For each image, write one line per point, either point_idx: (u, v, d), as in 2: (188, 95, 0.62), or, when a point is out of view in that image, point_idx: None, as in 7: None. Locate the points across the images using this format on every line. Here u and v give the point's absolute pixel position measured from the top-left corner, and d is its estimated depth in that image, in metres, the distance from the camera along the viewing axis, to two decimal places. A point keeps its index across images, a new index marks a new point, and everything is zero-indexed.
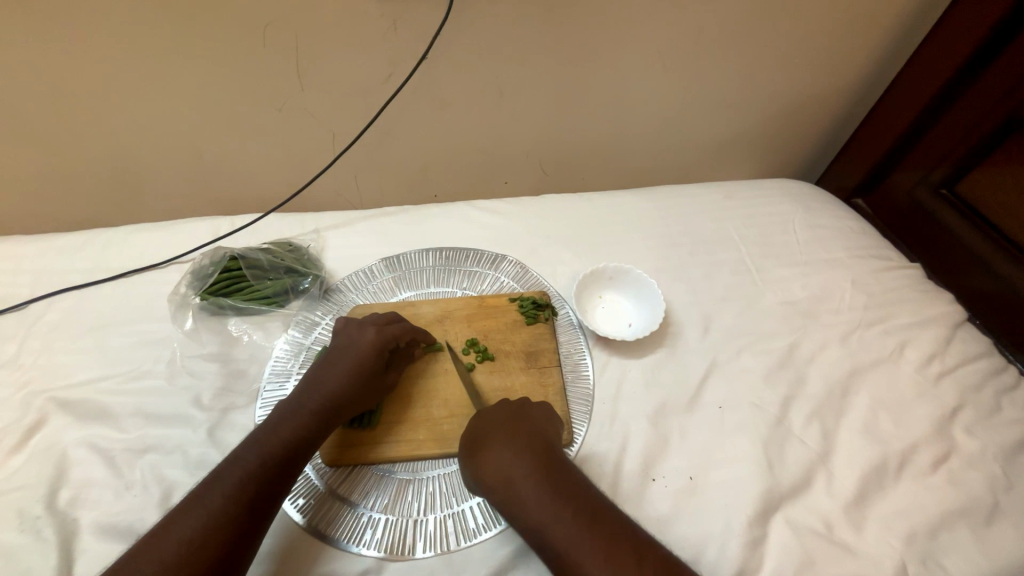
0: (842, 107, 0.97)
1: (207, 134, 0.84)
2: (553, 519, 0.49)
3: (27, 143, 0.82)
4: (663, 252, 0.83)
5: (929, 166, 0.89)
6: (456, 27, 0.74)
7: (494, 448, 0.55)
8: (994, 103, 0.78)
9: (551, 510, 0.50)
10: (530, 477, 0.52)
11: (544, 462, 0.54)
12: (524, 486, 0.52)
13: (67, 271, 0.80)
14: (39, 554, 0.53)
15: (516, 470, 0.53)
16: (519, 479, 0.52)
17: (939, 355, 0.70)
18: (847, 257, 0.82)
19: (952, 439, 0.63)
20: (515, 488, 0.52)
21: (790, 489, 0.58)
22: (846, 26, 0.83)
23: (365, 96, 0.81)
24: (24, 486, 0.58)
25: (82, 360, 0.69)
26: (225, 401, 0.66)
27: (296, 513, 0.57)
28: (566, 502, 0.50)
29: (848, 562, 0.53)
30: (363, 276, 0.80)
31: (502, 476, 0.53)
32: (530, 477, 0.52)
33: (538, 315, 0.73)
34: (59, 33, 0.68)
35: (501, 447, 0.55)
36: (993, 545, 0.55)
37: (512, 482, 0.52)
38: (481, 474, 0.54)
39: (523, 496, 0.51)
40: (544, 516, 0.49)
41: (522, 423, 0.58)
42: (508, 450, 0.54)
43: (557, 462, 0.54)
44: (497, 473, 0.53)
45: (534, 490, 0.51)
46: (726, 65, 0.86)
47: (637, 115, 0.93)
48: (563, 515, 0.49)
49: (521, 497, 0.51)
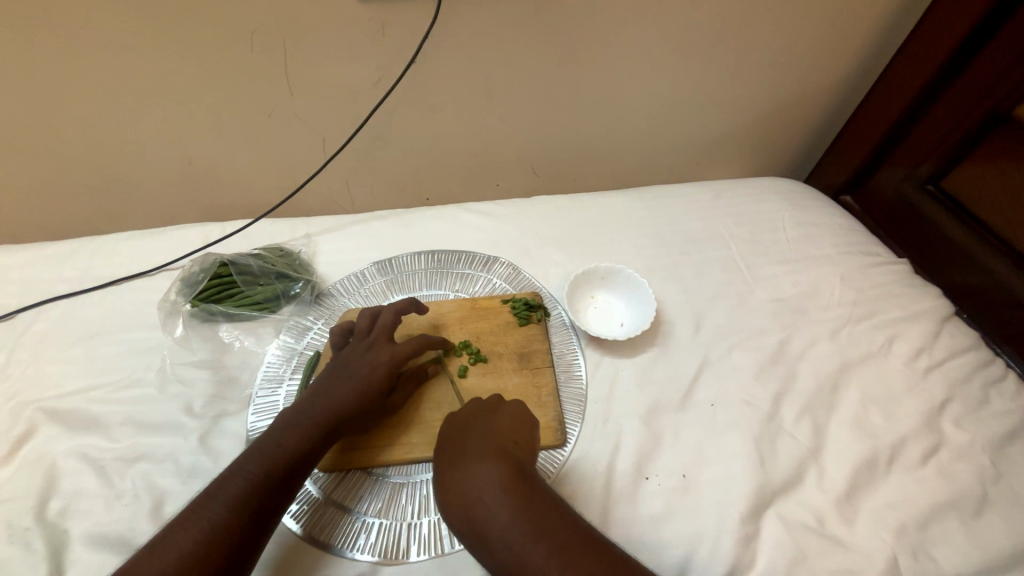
0: (828, 106, 0.98)
1: (195, 140, 0.84)
2: (521, 548, 0.46)
3: (13, 152, 0.81)
4: (654, 252, 0.84)
5: (915, 162, 0.89)
6: (444, 30, 0.75)
7: (460, 470, 0.52)
8: (978, 98, 0.79)
9: (519, 539, 0.47)
10: (498, 500, 0.49)
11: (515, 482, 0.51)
12: (491, 511, 0.49)
13: (56, 279, 0.79)
14: (28, 565, 0.53)
15: (483, 494, 0.50)
16: (485, 503, 0.49)
17: (928, 349, 0.71)
18: (835, 253, 0.83)
19: (941, 431, 0.63)
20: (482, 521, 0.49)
21: (782, 485, 0.59)
22: (829, 25, 0.84)
23: (355, 100, 0.81)
24: (13, 497, 0.57)
25: (71, 369, 0.69)
26: (216, 408, 0.65)
27: (290, 519, 0.57)
28: (536, 528, 0.48)
29: (839, 556, 0.54)
30: (355, 280, 0.80)
31: (467, 500, 0.50)
32: (498, 501, 0.49)
33: (530, 316, 0.73)
34: (43, 41, 0.68)
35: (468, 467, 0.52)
36: (983, 536, 0.56)
37: (478, 505, 0.49)
38: (446, 495, 0.51)
39: (489, 520, 0.48)
40: (512, 544, 0.47)
41: (493, 437, 0.55)
42: (475, 471, 0.51)
43: (528, 483, 0.51)
44: (467, 502, 0.50)
45: (501, 515, 0.48)
46: (713, 65, 0.87)
47: (626, 116, 0.93)
48: (531, 546, 0.46)
49: (487, 522, 0.48)
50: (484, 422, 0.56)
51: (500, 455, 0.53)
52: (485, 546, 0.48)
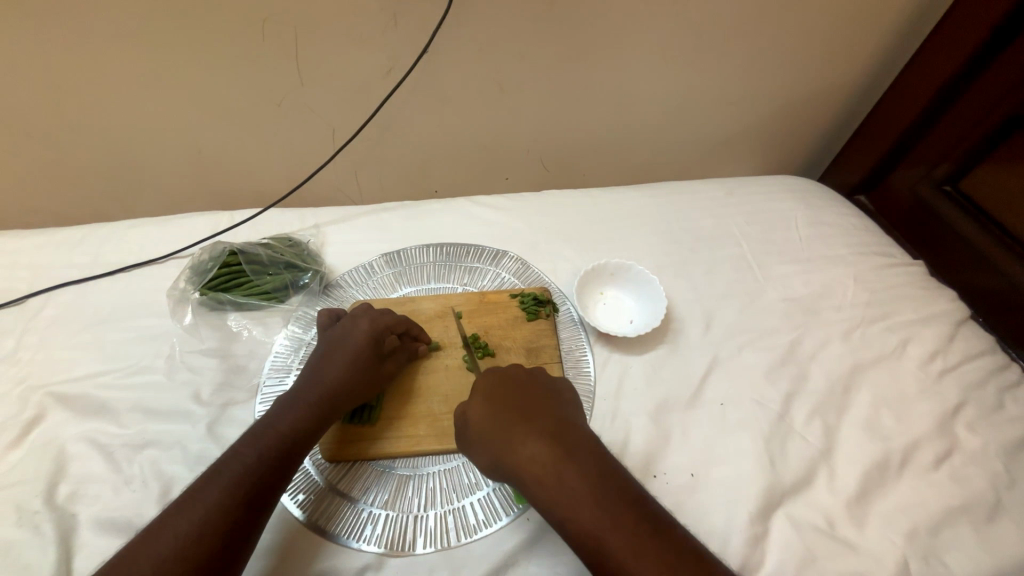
0: (844, 104, 0.96)
1: (204, 127, 0.84)
2: (600, 511, 0.46)
3: (22, 135, 0.81)
4: (664, 249, 0.83)
5: (932, 163, 0.88)
6: (457, 20, 0.74)
7: (518, 421, 0.52)
8: (997, 99, 0.77)
9: (578, 484, 0.47)
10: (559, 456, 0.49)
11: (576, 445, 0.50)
12: (563, 477, 0.48)
13: (65, 266, 0.79)
14: (37, 549, 0.53)
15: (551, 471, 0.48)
16: (552, 460, 0.49)
17: (941, 352, 0.70)
18: (849, 254, 0.82)
19: (954, 436, 0.63)
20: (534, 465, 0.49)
21: (791, 486, 0.58)
22: (849, 21, 0.82)
23: (366, 90, 0.81)
24: (23, 480, 0.58)
25: (81, 355, 0.69)
26: (224, 397, 0.65)
27: (296, 508, 0.57)
28: (613, 497, 0.47)
29: (848, 559, 0.53)
30: (363, 271, 0.80)
31: (540, 468, 0.49)
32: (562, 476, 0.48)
33: (539, 311, 0.73)
34: (53, 25, 0.67)
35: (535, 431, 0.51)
36: (996, 542, 0.55)
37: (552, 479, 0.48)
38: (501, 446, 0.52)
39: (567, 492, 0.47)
40: (589, 516, 0.46)
41: (548, 404, 0.55)
42: (542, 440, 0.50)
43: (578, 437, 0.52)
44: (528, 453, 0.50)
45: (574, 481, 0.48)
46: (729, 60, 0.85)
47: (639, 110, 0.92)
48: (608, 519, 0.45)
49: (570, 497, 0.47)
50: (540, 398, 0.55)
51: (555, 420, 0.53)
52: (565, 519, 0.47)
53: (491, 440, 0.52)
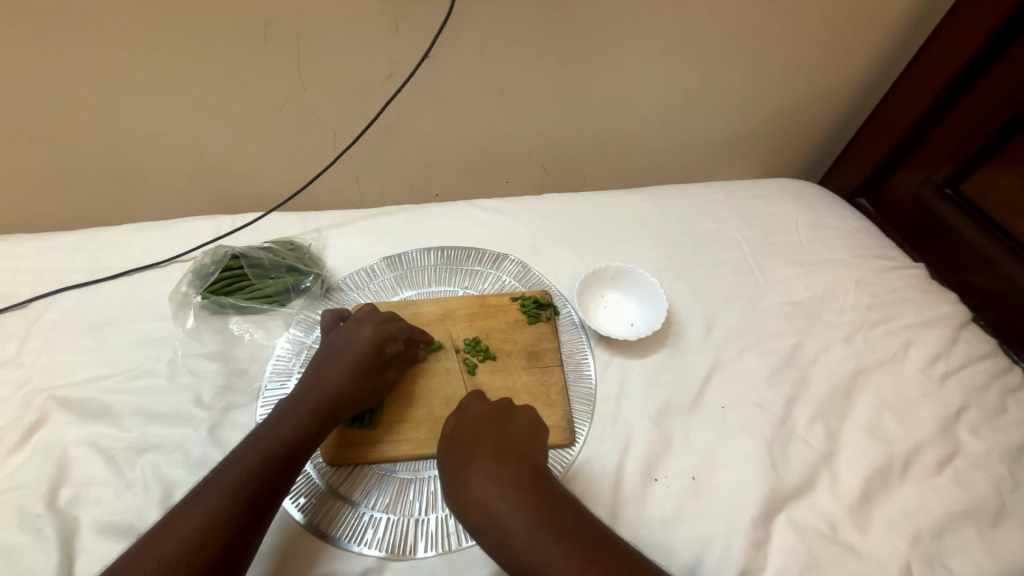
0: (844, 107, 0.96)
1: (207, 132, 0.84)
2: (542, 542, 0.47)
3: (26, 139, 0.81)
4: (665, 252, 0.83)
5: (933, 166, 0.88)
6: (457, 25, 0.74)
7: (476, 457, 0.54)
8: (997, 104, 0.77)
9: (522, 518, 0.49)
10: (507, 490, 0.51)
11: (526, 477, 0.52)
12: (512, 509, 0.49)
13: (68, 270, 0.79)
14: (39, 552, 0.53)
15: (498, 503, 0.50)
16: (499, 494, 0.50)
17: (944, 355, 0.70)
18: (850, 256, 0.82)
19: (957, 439, 0.62)
20: (483, 501, 0.51)
21: (793, 491, 0.58)
22: (848, 24, 0.83)
23: (367, 95, 0.81)
24: (24, 484, 0.58)
25: (84, 359, 0.69)
26: (226, 400, 0.66)
27: (296, 512, 0.57)
28: (556, 527, 0.48)
29: (851, 564, 0.53)
30: (364, 275, 0.80)
31: (489, 504, 0.50)
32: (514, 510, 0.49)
33: (539, 314, 0.73)
34: (58, 30, 0.68)
35: (488, 470, 0.52)
36: (999, 546, 0.55)
37: (501, 513, 0.49)
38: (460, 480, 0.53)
39: (518, 528, 0.48)
40: (533, 542, 0.47)
41: (511, 437, 0.56)
42: (496, 476, 0.52)
43: (534, 471, 0.53)
44: (479, 490, 0.51)
45: (519, 512, 0.49)
46: (729, 65, 0.86)
47: (640, 113, 0.92)
48: (554, 547, 0.47)
49: (514, 528, 0.48)
50: (502, 429, 0.57)
51: (515, 455, 0.54)
52: (508, 556, 0.48)
53: (450, 473, 0.54)
